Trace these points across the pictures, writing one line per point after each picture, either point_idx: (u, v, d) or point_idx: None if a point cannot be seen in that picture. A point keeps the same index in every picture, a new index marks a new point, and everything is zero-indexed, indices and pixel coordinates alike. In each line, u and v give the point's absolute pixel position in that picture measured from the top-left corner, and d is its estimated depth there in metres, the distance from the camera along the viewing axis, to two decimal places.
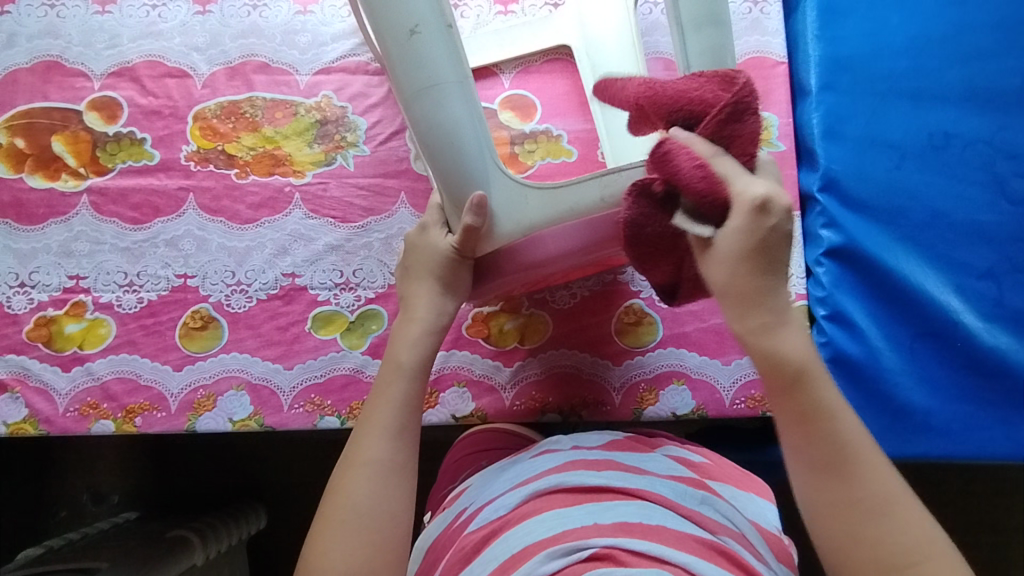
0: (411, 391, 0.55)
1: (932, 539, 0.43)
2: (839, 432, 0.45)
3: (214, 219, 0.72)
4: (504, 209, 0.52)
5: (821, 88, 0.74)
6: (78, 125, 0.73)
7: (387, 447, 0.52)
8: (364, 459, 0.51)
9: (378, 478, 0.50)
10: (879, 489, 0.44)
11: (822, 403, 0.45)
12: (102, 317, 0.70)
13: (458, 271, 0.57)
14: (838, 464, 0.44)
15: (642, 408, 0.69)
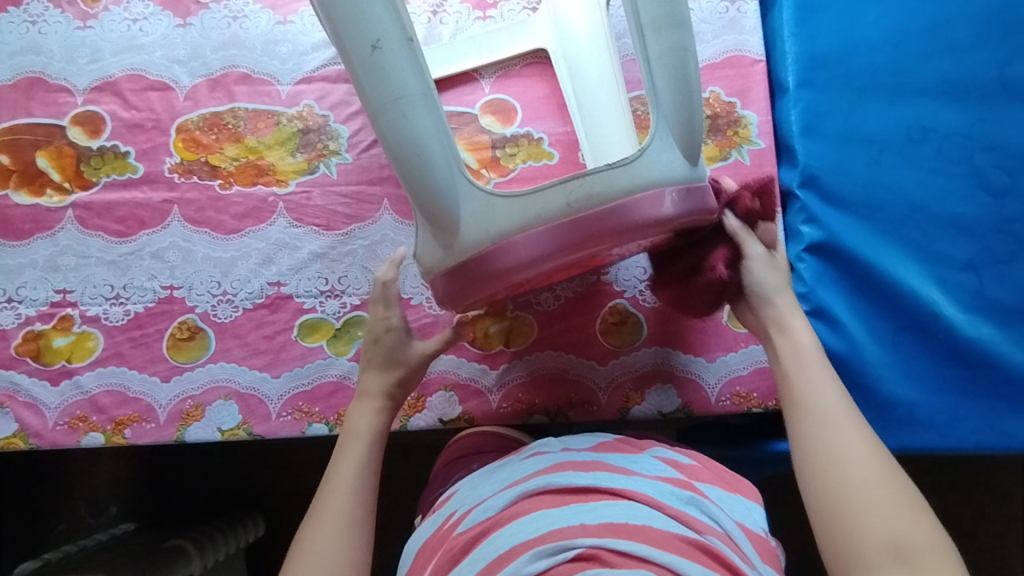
0: (364, 453, 0.59)
1: (904, 497, 0.49)
2: (821, 400, 0.55)
3: (199, 231, 0.72)
4: (472, 218, 0.52)
5: (797, 85, 0.74)
6: (63, 141, 0.74)
7: (339, 502, 0.55)
8: (316, 515, 0.55)
9: (333, 531, 0.53)
10: (851, 445, 0.51)
11: (811, 374, 0.56)
12: (89, 331, 0.70)
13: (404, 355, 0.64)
14: (850, 426, 0.53)
15: (629, 407, 0.69)
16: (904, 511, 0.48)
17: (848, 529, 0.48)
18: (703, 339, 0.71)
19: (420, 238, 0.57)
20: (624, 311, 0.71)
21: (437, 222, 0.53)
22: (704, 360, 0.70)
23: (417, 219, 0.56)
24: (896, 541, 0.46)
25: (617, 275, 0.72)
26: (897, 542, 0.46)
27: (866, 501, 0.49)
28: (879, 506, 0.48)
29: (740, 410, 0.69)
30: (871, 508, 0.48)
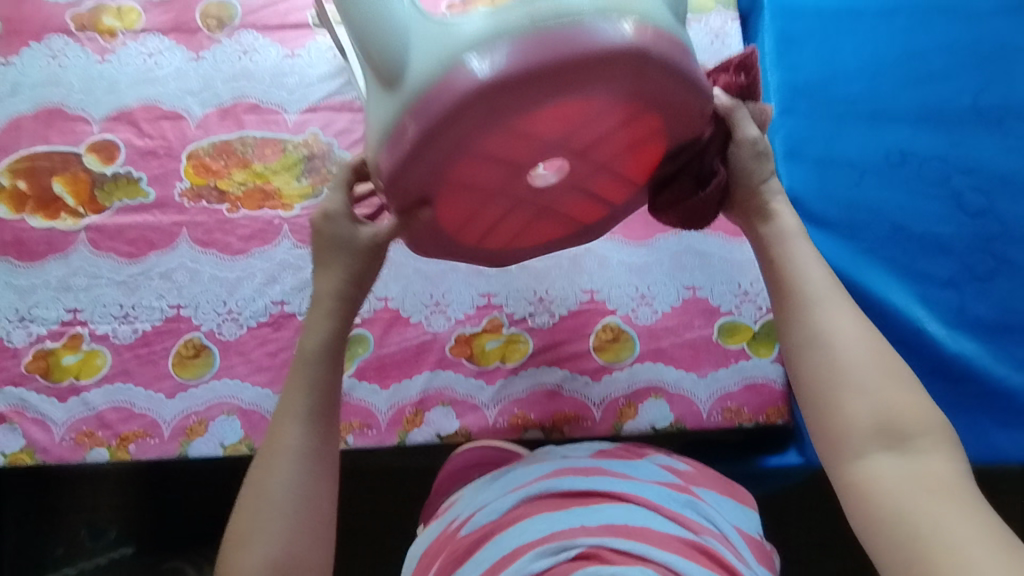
0: (326, 374, 0.55)
1: (892, 374, 0.49)
2: (804, 283, 0.53)
3: (206, 252, 0.75)
4: (426, 49, 0.44)
5: (781, 112, 0.78)
6: (78, 167, 0.77)
7: (295, 435, 0.53)
8: (275, 449, 0.52)
9: (291, 466, 0.52)
10: (835, 328, 0.51)
11: (792, 259, 0.55)
12: (98, 349, 0.72)
13: (352, 253, 0.56)
14: (829, 306, 0.52)
15: (622, 422, 0.71)
16: (885, 390, 0.48)
17: (833, 410, 0.49)
18: (694, 355, 0.73)
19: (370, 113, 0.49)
20: (616, 328, 0.74)
21: (385, 68, 0.45)
22: (696, 376, 0.72)
23: (369, 90, 0.49)
24: (881, 420, 0.47)
25: (609, 293, 0.74)
26: (882, 419, 0.47)
27: (845, 374, 0.49)
28: (865, 387, 0.48)
29: (732, 425, 0.71)
30: (855, 391, 0.49)
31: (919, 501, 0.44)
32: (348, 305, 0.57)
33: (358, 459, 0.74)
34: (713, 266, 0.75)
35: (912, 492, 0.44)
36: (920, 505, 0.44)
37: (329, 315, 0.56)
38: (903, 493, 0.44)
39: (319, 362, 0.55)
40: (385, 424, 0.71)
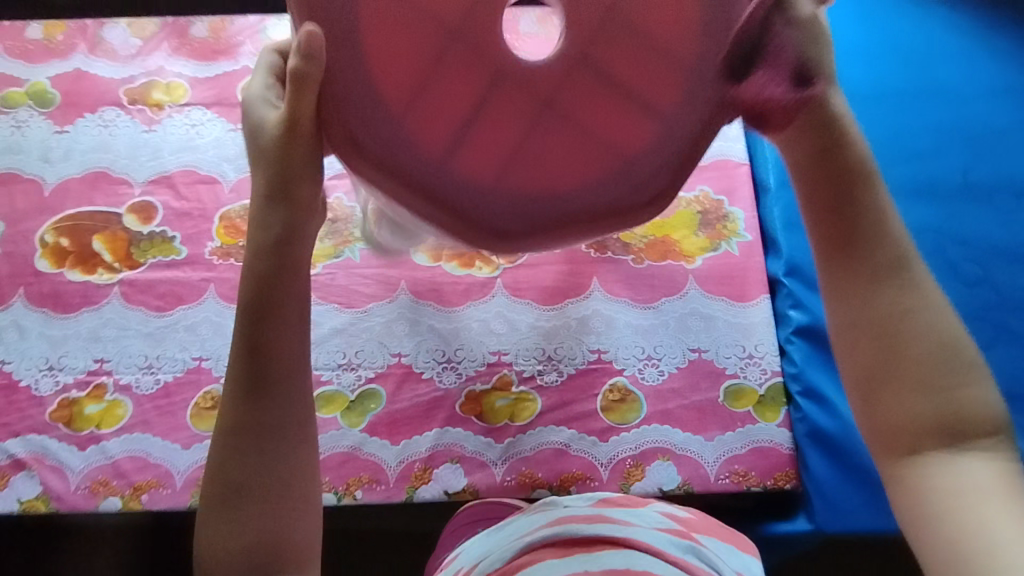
0: (274, 336, 0.47)
1: (967, 360, 0.44)
2: (881, 242, 0.46)
3: (230, 307, 0.79)
4: None
5: (778, 185, 0.83)
6: (118, 226, 0.83)
7: (246, 404, 0.46)
8: (229, 423, 0.46)
9: (246, 440, 0.45)
10: (914, 299, 0.45)
11: (868, 212, 0.47)
12: (120, 398, 0.75)
13: (291, 189, 0.48)
14: (894, 280, 0.46)
15: (629, 483, 0.71)
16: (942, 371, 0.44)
17: (882, 400, 0.45)
18: (701, 417, 0.74)
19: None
20: (623, 389, 0.75)
21: None
22: (702, 438, 0.73)
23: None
24: (948, 418, 0.43)
25: (616, 354, 0.76)
26: (943, 416, 0.43)
27: (913, 364, 0.44)
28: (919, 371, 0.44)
29: (740, 489, 0.71)
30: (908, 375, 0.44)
31: (973, 504, 0.41)
32: (285, 256, 0.47)
33: (365, 516, 0.74)
34: (718, 329, 0.77)
35: (960, 495, 0.41)
36: (982, 512, 0.40)
37: (263, 270, 0.47)
38: (952, 496, 0.41)
39: (256, 323, 0.46)
40: (394, 480, 0.71)
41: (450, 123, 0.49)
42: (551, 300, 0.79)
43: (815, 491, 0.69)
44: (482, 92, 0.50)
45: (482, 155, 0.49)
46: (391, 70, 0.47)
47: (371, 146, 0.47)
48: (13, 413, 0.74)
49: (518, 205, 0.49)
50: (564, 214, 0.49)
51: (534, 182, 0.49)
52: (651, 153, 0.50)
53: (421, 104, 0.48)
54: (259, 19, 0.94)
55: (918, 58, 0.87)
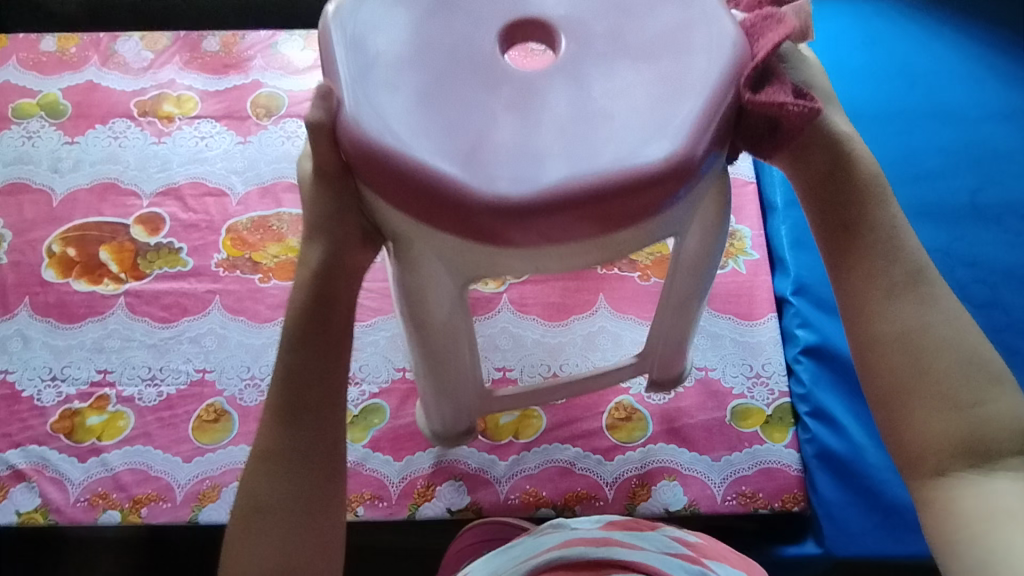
0: (310, 366, 0.50)
1: (989, 382, 0.46)
2: (902, 264, 0.49)
3: (235, 319, 0.79)
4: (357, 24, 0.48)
5: (785, 205, 0.83)
6: (125, 237, 0.83)
7: (282, 430, 0.49)
8: (266, 448, 0.50)
9: (282, 463, 0.49)
10: (936, 322, 0.47)
11: (888, 237, 0.49)
12: (122, 410, 0.74)
13: (344, 235, 0.50)
14: (912, 297, 0.48)
15: (635, 503, 0.70)
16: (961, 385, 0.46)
17: (906, 422, 0.46)
18: (707, 437, 0.73)
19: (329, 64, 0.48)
20: (629, 407, 0.74)
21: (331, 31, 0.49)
22: (709, 458, 0.72)
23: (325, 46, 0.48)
24: (971, 440, 0.44)
25: None
26: (968, 440, 0.44)
27: (933, 387, 0.46)
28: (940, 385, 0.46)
29: (747, 511, 0.70)
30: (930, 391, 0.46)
31: (997, 526, 0.42)
32: (327, 292, 0.51)
33: (366, 534, 0.73)
34: (725, 347, 0.77)
35: (986, 515, 0.43)
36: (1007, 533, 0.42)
37: (308, 302, 0.51)
38: (981, 520, 0.43)
39: (299, 353, 0.50)
40: (397, 497, 0.70)
41: (453, 117, 0.45)
42: (557, 317, 0.79)
43: (823, 513, 0.68)
44: (484, 87, 0.46)
45: (487, 143, 0.44)
46: (402, 74, 0.46)
47: (391, 130, 0.44)
48: (14, 424, 0.73)
49: (523, 186, 0.43)
50: (574, 196, 0.42)
51: (535, 162, 0.43)
52: (656, 124, 0.44)
53: (422, 100, 0.45)
54: (269, 34, 0.95)
55: (924, 81, 0.88)
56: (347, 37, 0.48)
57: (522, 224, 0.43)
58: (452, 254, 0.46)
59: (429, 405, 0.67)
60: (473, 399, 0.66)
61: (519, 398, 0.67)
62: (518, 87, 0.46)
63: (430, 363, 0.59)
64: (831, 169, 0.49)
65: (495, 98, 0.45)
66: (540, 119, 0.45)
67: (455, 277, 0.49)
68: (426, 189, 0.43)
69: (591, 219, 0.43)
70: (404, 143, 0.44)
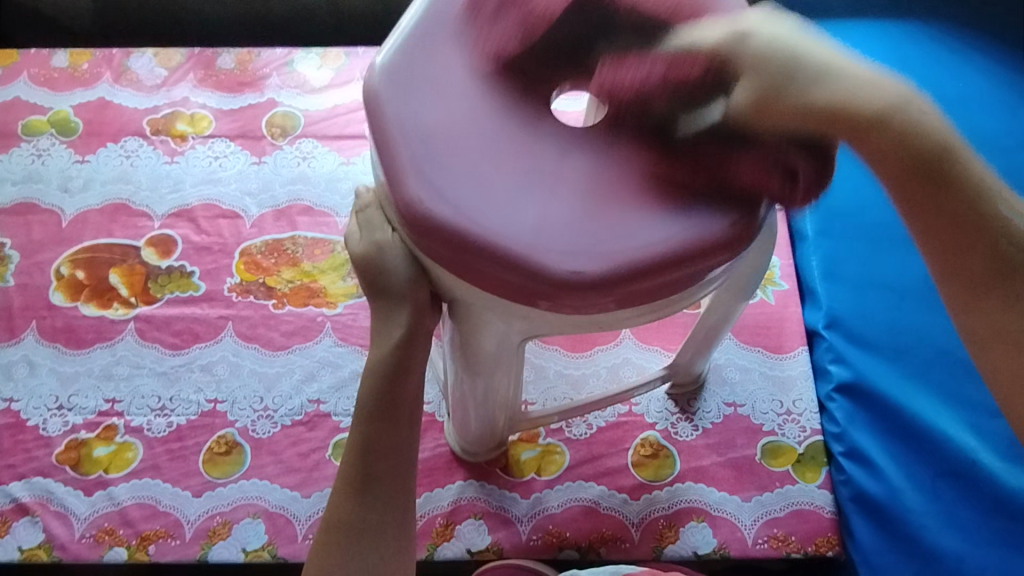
0: (387, 441, 0.48)
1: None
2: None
3: (248, 346, 0.76)
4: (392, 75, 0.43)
5: (816, 234, 0.79)
6: (136, 259, 0.80)
7: (358, 506, 0.48)
8: (340, 522, 0.48)
9: (358, 537, 0.48)
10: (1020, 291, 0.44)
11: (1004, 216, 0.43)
12: (130, 441, 0.72)
13: (418, 301, 0.46)
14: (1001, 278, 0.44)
15: (662, 546, 0.67)
16: (1000, 257, 0.43)
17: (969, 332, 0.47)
18: (737, 476, 0.70)
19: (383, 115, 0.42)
20: (656, 443, 0.72)
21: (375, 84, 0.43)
22: (740, 499, 0.69)
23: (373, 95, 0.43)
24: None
25: (647, 407, 0.74)
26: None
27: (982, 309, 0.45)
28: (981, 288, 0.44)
29: (779, 555, 0.67)
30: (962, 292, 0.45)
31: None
32: (403, 366, 0.48)
33: None
34: (754, 382, 0.75)
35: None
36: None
37: (382, 374, 0.48)
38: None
39: (377, 425, 0.48)
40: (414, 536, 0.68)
41: (512, 182, 0.41)
42: (580, 347, 0.76)
43: (861, 559, 0.64)
44: (550, 148, 0.42)
45: (553, 208, 0.40)
46: (458, 135, 0.42)
47: (450, 199, 0.40)
48: (18, 455, 0.71)
49: (592, 259, 0.39)
50: (639, 269, 0.40)
51: (604, 234, 0.40)
52: (727, 193, 0.42)
53: (478, 161, 0.41)
54: (285, 52, 0.94)
55: (956, 108, 0.86)
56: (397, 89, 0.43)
57: (584, 298, 0.40)
58: (509, 317, 0.44)
59: (461, 428, 0.67)
60: (503, 424, 0.66)
61: (547, 418, 0.67)
62: (587, 147, 0.42)
63: (477, 391, 0.58)
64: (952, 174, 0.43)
65: (560, 161, 0.42)
66: (609, 186, 0.41)
67: (517, 333, 0.47)
68: (485, 259, 0.40)
69: (647, 292, 0.41)
70: (461, 208, 0.40)
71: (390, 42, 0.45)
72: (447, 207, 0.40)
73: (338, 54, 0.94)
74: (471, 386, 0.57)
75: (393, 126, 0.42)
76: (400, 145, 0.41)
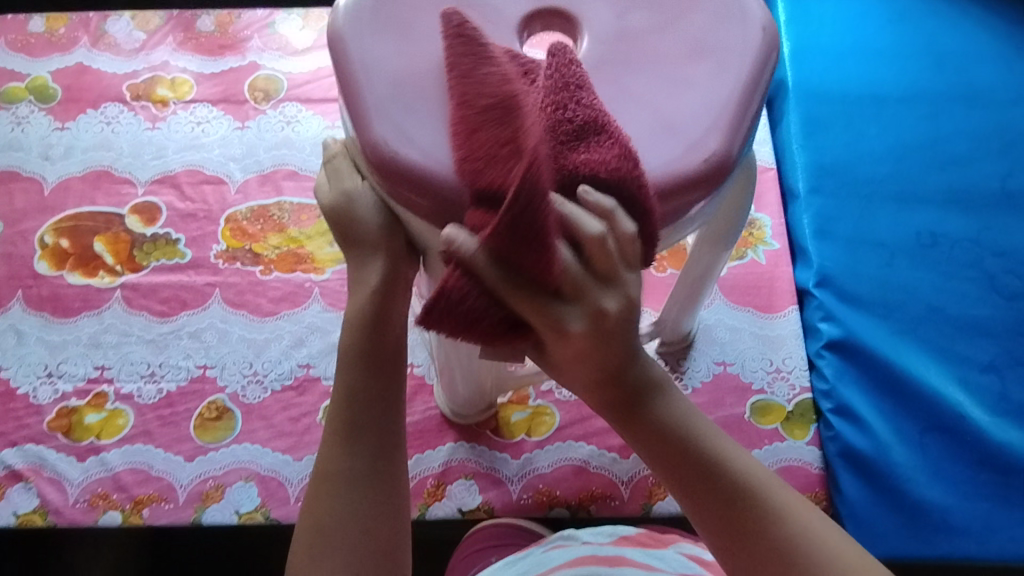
0: (376, 385, 0.45)
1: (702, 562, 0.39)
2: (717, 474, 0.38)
3: (236, 313, 0.76)
4: (355, 20, 0.42)
5: (807, 191, 0.78)
6: (120, 228, 0.79)
7: (343, 454, 0.44)
8: (326, 473, 0.45)
9: (346, 489, 0.44)
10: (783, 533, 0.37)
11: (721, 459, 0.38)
12: (121, 408, 0.72)
13: (392, 249, 0.46)
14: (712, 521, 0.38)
15: (651, 503, 0.68)
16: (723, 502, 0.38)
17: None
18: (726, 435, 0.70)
19: (347, 62, 0.41)
20: None
21: (336, 31, 0.42)
22: None
23: (336, 43, 0.42)
24: None
25: None
26: None
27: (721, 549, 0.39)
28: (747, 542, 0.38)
29: None
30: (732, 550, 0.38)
31: None
32: (386, 311, 0.46)
33: None
34: (745, 341, 0.74)
35: None
36: None
37: (363, 320, 0.45)
38: None
39: (362, 371, 0.45)
40: None
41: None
42: None
43: (847, 513, 0.65)
44: None
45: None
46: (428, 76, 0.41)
47: (419, 141, 0.40)
48: (9, 423, 0.71)
49: None
50: None
51: None
52: (703, 124, 0.41)
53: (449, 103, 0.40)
54: (267, 13, 0.91)
55: (953, 60, 0.84)
56: (363, 35, 0.42)
57: None
58: None
59: (449, 390, 0.67)
60: (494, 386, 0.66)
61: (533, 376, 0.66)
62: None
63: (459, 352, 0.59)
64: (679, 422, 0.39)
65: None
66: None
67: None
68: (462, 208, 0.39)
69: None
70: (431, 150, 0.39)
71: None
72: (415, 151, 0.40)
73: (321, 14, 0.91)
74: (454, 341, 0.58)
75: (360, 72, 0.41)
76: (366, 89, 0.40)
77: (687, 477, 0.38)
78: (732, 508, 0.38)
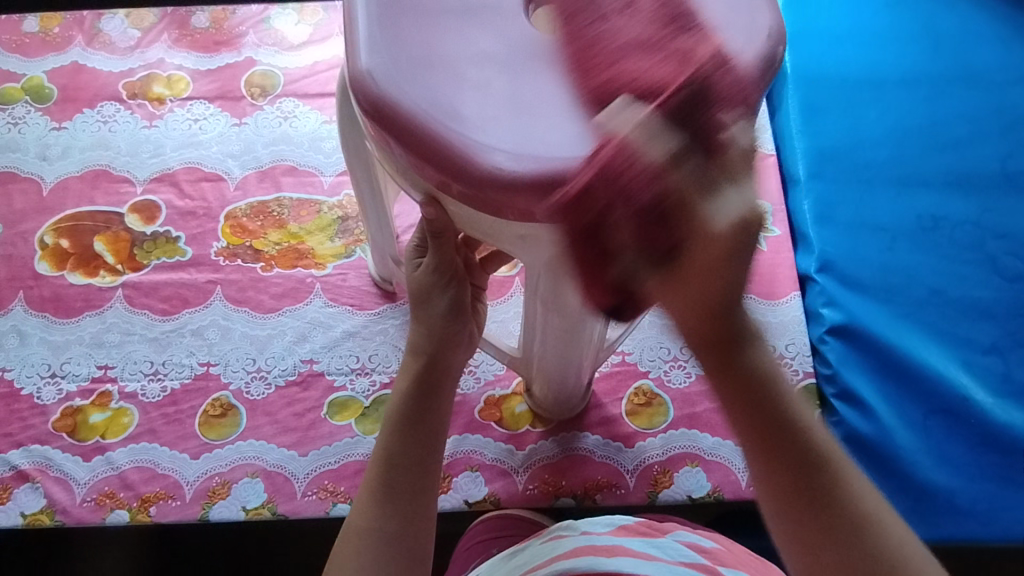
0: (416, 452, 0.45)
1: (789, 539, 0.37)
2: (811, 442, 0.37)
3: (238, 309, 0.76)
4: (383, 69, 0.40)
5: (808, 177, 0.78)
6: (120, 227, 0.79)
7: (377, 513, 0.43)
8: (355, 527, 0.43)
9: (370, 546, 0.42)
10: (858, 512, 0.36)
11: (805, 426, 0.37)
12: (125, 406, 0.72)
13: (455, 309, 0.49)
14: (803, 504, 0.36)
15: (657, 491, 0.68)
16: (805, 473, 0.36)
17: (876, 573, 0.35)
18: None
19: (401, 109, 0.39)
20: (649, 392, 0.72)
21: (364, 97, 0.40)
22: (733, 443, 0.70)
23: (372, 104, 0.40)
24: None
25: (643, 358, 0.74)
26: None
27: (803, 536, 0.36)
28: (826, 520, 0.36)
29: None
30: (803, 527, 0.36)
31: None
32: (439, 365, 0.48)
33: None
34: None
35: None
36: None
37: (419, 388, 0.47)
38: None
39: (405, 437, 0.45)
40: None
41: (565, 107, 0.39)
42: None
43: None
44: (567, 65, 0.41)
45: None
46: (484, 79, 0.40)
47: (523, 146, 0.38)
48: (14, 423, 0.71)
49: None
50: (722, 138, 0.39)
51: None
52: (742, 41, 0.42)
53: (521, 101, 0.39)
54: (261, 8, 0.91)
55: (951, 43, 0.84)
56: (396, 78, 0.40)
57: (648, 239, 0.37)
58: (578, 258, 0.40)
59: (540, 391, 0.68)
60: (587, 371, 0.65)
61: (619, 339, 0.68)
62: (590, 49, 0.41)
63: (558, 336, 0.57)
64: (760, 380, 0.37)
65: None
66: None
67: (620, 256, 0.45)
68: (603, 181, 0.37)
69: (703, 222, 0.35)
70: (535, 156, 0.38)
71: (355, 30, 0.41)
72: (515, 159, 0.38)
73: (316, 8, 0.91)
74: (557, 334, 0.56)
75: (416, 114, 0.39)
76: (440, 129, 0.38)
77: (760, 425, 0.37)
78: (802, 467, 0.36)
